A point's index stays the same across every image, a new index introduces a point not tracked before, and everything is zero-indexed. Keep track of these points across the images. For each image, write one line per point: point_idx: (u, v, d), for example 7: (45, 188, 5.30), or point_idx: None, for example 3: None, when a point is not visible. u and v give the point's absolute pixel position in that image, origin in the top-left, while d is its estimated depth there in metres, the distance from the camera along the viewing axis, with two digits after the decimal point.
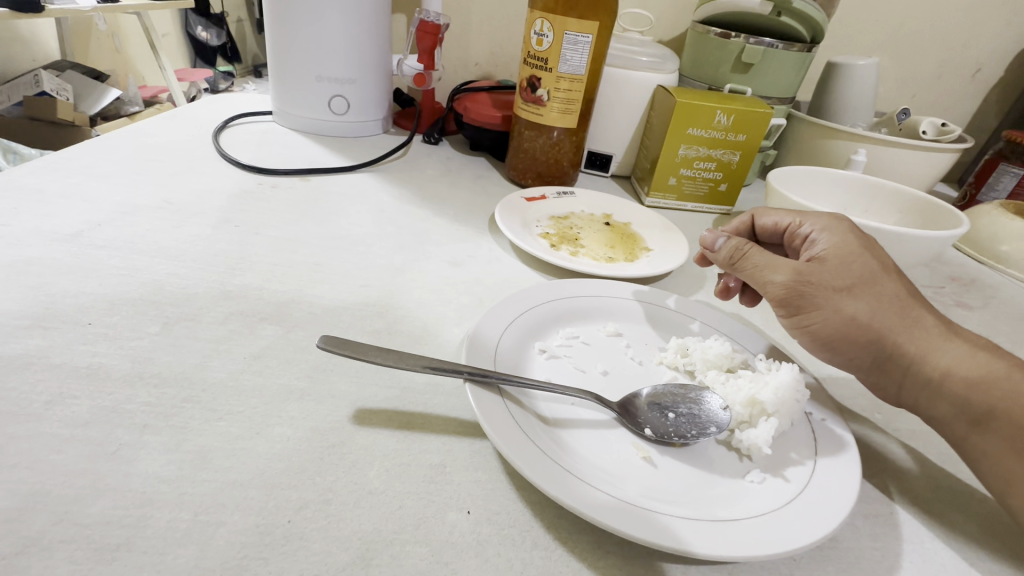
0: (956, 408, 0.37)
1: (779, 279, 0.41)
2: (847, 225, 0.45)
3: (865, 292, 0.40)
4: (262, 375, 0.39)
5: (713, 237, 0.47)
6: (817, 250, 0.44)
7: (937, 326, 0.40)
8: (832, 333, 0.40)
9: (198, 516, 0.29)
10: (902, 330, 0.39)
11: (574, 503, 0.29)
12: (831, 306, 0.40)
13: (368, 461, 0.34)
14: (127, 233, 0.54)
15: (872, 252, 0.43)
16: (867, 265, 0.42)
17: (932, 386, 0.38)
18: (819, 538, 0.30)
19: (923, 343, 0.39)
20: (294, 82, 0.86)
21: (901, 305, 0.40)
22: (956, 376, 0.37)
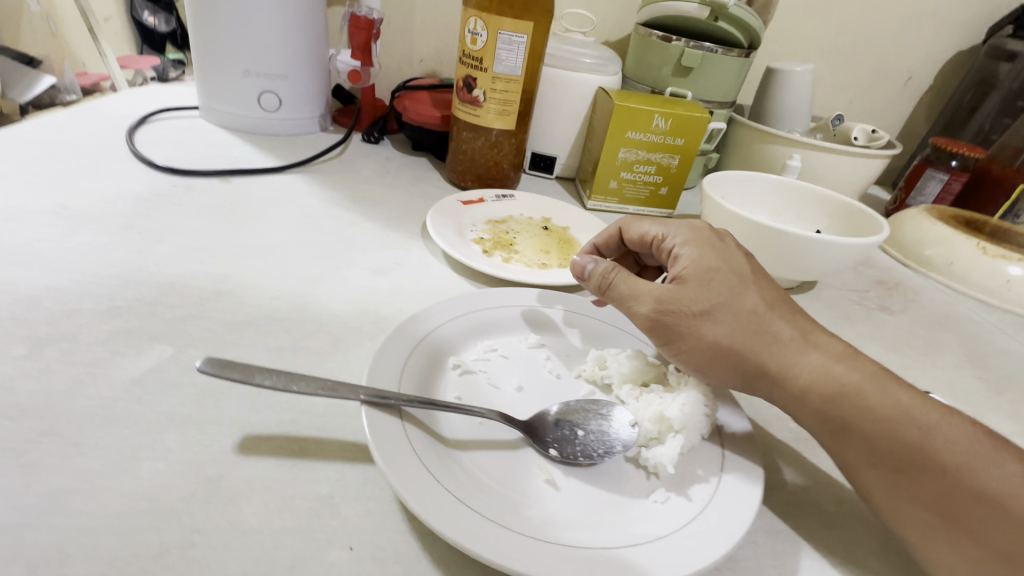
0: (820, 421, 0.37)
1: (642, 310, 0.40)
2: (707, 238, 0.45)
3: (725, 312, 0.40)
4: (141, 403, 0.36)
5: (581, 264, 0.45)
6: (678, 269, 0.42)
7: (794, 337, 0.39)
8: (699, 358, 0.40)
9: (36, 569, 0.26)
10: (762, 348, 0.39)
11: (461, 540, 0.28)
12: (693, 331, 0.39)
13: (247, 496, 0.31)
14: (7, 243, 0.50)
15: (731, 263, 0.43)
16: (725, 281, 0.41)
17: (796, 400, 0.38)
18: (710, 563, 0.29)
19: (784, 358, 0.38)
20: (218, 76, 0.81)
21: (760, 320, 0.40)
22: (814, 391, 0.37)
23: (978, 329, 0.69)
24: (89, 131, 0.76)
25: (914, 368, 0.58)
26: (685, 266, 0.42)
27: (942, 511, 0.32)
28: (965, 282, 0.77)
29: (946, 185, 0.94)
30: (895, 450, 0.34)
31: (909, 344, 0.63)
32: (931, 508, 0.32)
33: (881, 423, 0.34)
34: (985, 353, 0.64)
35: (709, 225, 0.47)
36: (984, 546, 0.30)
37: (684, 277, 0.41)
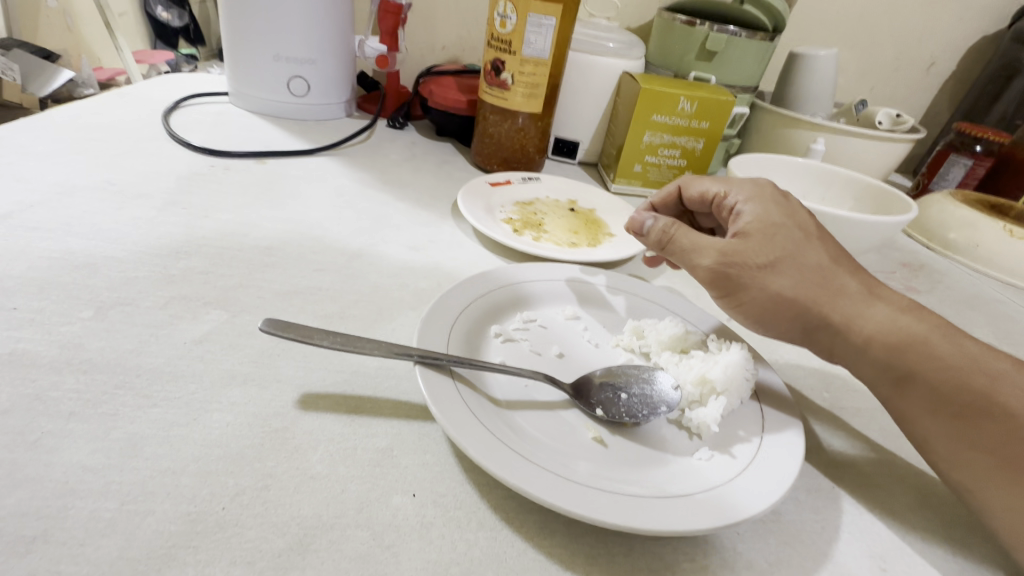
0: (880, 370, 0.39)
1: (705, 263, 0.42)
2: (770, 194, 0.46)
3: (790, 265, 0.41)
4: (203, 361, 0.37)
5: (640, 217, 0.46)
6: (741, 224, 0.44)
7: (859, 292, 0.41)
8: (762, 309, 0.42)
9: (125, 505, 0.28)
10: (827, 301, 0.40)
11: (523, 486, 0.29)
12: (757, 284, 0.41)
13: (312, 446, 0.33)
14: (61, 215, 0.52)
15: (795, 220, 0.44)
16: (789, 236, 0.42)
17: (858, 351, 0.39)
18: (759, 512, 0.30)
19: (849, 310, 0.40)
20: (249, 61, 0.83)
21: (824, 273, 0.41)
22: (878, 342, 0.38)
23: (1005, 310, 0.69)
24: (126, 114, 0.78)
25: None
26: (748, 221, 0.43)
27: (998, 453, 0.33)
28: (991, 265, 0.77)
29: (970, 170, 0.93)
30: (957, 396, 0.35)
31: None
32: (990, 453, 0.34)
33: (945, 372, 0.36)
34: (1012, 332, 0.64)
35: (769, 184, 0.48)
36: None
37: (749, 231, 0.42)
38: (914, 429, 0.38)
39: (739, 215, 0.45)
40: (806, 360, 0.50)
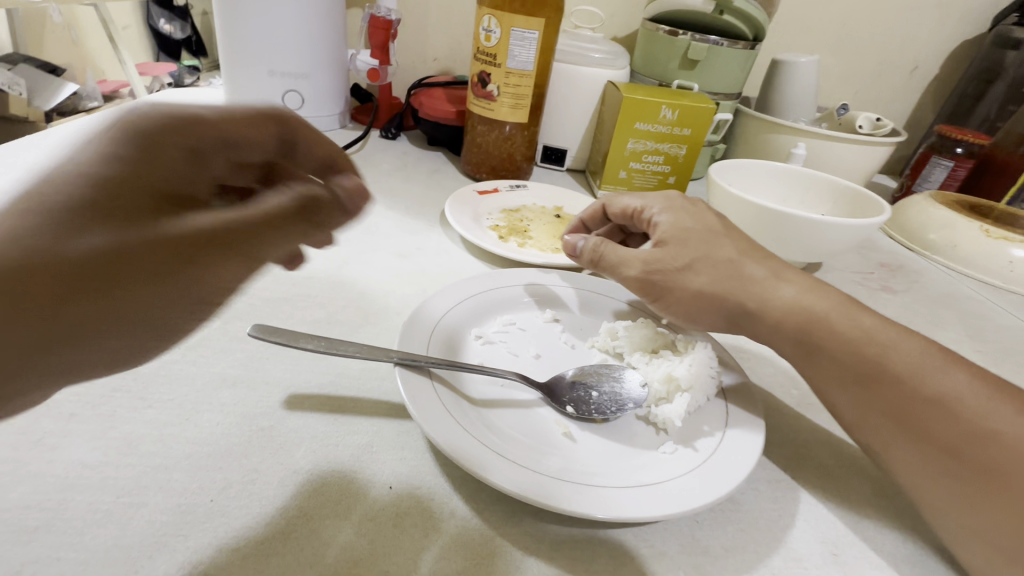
0: (795, 348, 0.42)
1: (633, 274, 0.45)
2: (675, 199, 0.48)
3: (705, 263, 0.43)
4: (196, 365, 0.40)
5: (572, 241, 0.49)
6: (657, 233, 0.46)
7: (766, 276, 0.43)
8: (689, 308, 0.44)
9: (121, 498, 0.30)
10: (741, 290, 0.43)
11: (493, 479, 0.31)
12: (679, 285, 0.43)
13: (296, 443, 0.35)
14: None
15: (702, 220, 0.47)
16: (700, 236, 0.45)
17: (773, 330, 0.42)
18: (714, 501, 0.32)
19: (761, 297, 0.42)
20: (245, 77, 0.85)
21: (733, 265, 0.44)
22: (787, 322, 0.41)
23: (980, 308, 0.71)
24: None
25: None
26: (664, 229, 0.46)
27: (898, 416, 0.37)
28: (968, 265, 0.79)
29: (951, 171, 0.95)
30: (858, 365, 0.38)
31: (911, 322, 0.65)
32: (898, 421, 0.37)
33: (845, 346, 0.39)
34: (986, 330, 0.66)
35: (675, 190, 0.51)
36: (934, 442, 0.35)
37: (665, 239, 0.45)
38: (836, 407, 0.40)
39: (656, 222, 0.47)
40: (777, 358, 0.52)
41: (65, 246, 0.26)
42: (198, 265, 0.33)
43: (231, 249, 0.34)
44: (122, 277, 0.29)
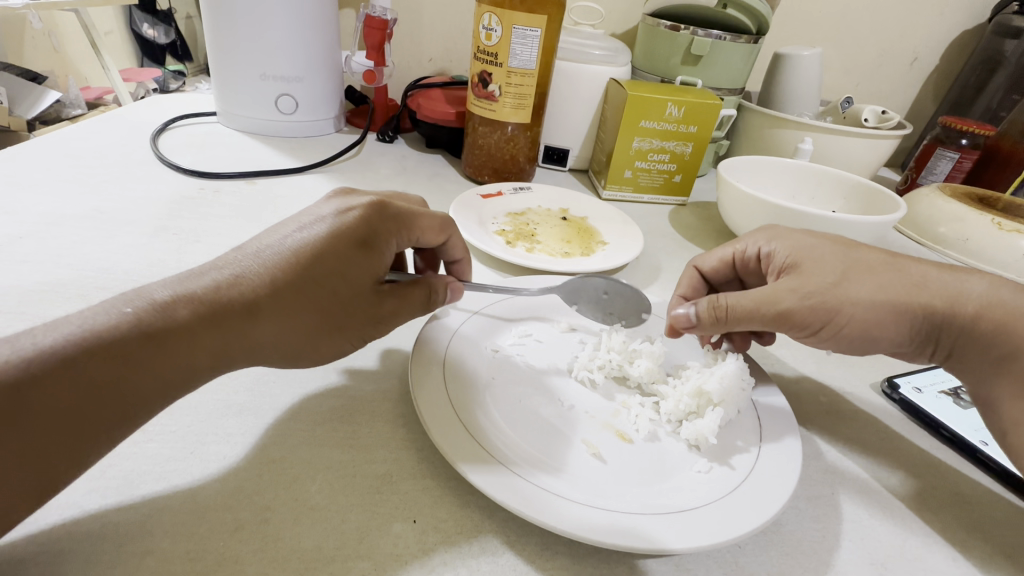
0: (986, 348, 0.40)
1: (785, 304, 0.41)
2: (783, 230, 0.48)
3: (861, 272, 0.41)
4: (198, 391, 0.37)
5: (680, 313, 0.44)
6: (784, 263, 0.44)
7: (937, 275, 0.42)
8: (864, 324, 0.41)
9: (123, 546, 0.27)
10: (916, 294, 0.41)
11: (552, 524, 0.28)
12: (847, 302, 0.40)
13: (310, 475, 0.32)
14: (51, 247, 0.51)
15: (824, 237, 0.45)
16: (836, 251, 0.43)
17: (968, 331, 0.40)
18: (760, 525, 0.30)
19: (942, 294, 0.41)
20: (236, 82, 0.83)
21: (896, 266, 0.42)
22: (986, 316, 0.40)
23: None
24: (114, 138, 0.78)
25: None
26: (788, 257, 0.44)
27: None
28: (982, 258, 0.78)
29: (957, 163, 0.93)
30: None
31: None
32: None
33: None
34: None
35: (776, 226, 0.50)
36: None
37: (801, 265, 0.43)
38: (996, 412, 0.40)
39: (778, 251, 0.46)
40: (802, 365, 0.50)
41: (224, 312, 0.32)
42: (310, 345, 0.36)
43: (339, 326, 0.36)
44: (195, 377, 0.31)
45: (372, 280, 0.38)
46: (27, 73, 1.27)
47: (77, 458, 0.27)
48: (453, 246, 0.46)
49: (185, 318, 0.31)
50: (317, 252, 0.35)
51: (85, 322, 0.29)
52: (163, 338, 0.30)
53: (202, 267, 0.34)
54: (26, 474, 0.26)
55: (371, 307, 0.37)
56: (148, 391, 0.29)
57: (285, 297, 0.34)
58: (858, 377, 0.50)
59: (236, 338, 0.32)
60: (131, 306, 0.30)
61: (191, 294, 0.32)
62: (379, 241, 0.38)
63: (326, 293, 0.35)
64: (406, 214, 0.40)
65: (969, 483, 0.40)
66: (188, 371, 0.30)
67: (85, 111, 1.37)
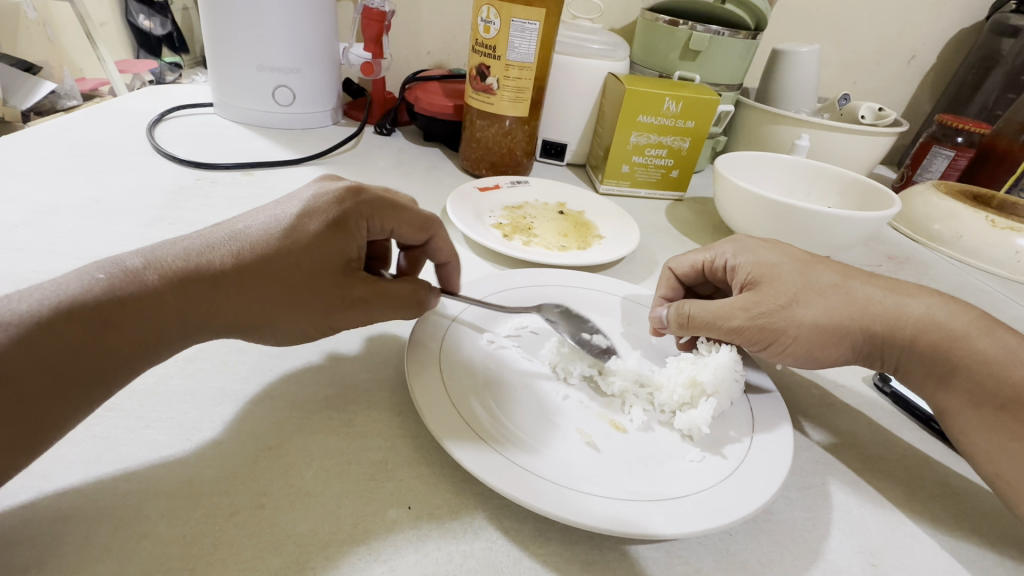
0: (927, 367, 0.41)
1: (737, 323, 0.41)
2: (749, 243, 0.48)
3: (812, 295, 0.42)
4: (194, 379, 0.37)
5: (656, 313, 0.45)
6: (744, 278, 0.45)
7: (886, 296, 0.43)
8: (808, 344, 0.42)
9: (120, 529, 0.28)
10: (863, 314, 0.42)
11: (544, 508, 0.29)
12: (793, 323, 0.41)
13: (306, 462, 0.33)
14: (47, 235, 0.51)
15: (784, 254, 0.46)
16: (792, 271, 0.44)
17: (907, 348, 0.42)
18: (751, 512, 0.31)
19: (887, 313, 0.42)
20: (233, 73, 0.82)
21: (844, 290, 0.43)
22: (924, 336, 0.41)
23: (988, 299, 0.70)
24: (109, 128, 0.77)
25: None
26: (750, 271, 0.45)
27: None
28: (975, 256, 0.78)
29: (952, 162, 0.93)
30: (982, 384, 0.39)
31: None
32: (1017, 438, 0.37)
33: (987, 367, 0.39)
34: None
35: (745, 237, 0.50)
36: None
37: (759, 281, 0.44)
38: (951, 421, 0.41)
39: (738, 266, 0.46)
40: None
41: (191, 279, 0.32)
42: (272, 317, 0.35)
43: (305, 302, 0.35)
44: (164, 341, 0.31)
45: (340, 259, 0.36)
46: (21, 63, 1.27)
47: (59, 416, 0.28)
48: (437, 249, 0.44)
49: (157, 284, 0.31)
50: (283, 229, 0.36)
51: (60, 286, 0.29)
52: (135, 302, 0.30)
53: (175, 239, 0.35)
54: (6, 430, 0.26)
55: (339, 286, 0.36)
56: (120, 349, 0.29)
57: (249, 268, 0.34)
58: (850, 370, 0.50)
59: (204, 305, 0.32)
60: (105, 272, 0.31)
61: (162, 263, 0.32)
62: (351, 222, 0.37)
63: (290, 267, 0.34)
64: (384, 204, 0.39)
65: (957, 474, 0.40)
66: (156, 334, 0.31)
67: (81, 102, 1.36)
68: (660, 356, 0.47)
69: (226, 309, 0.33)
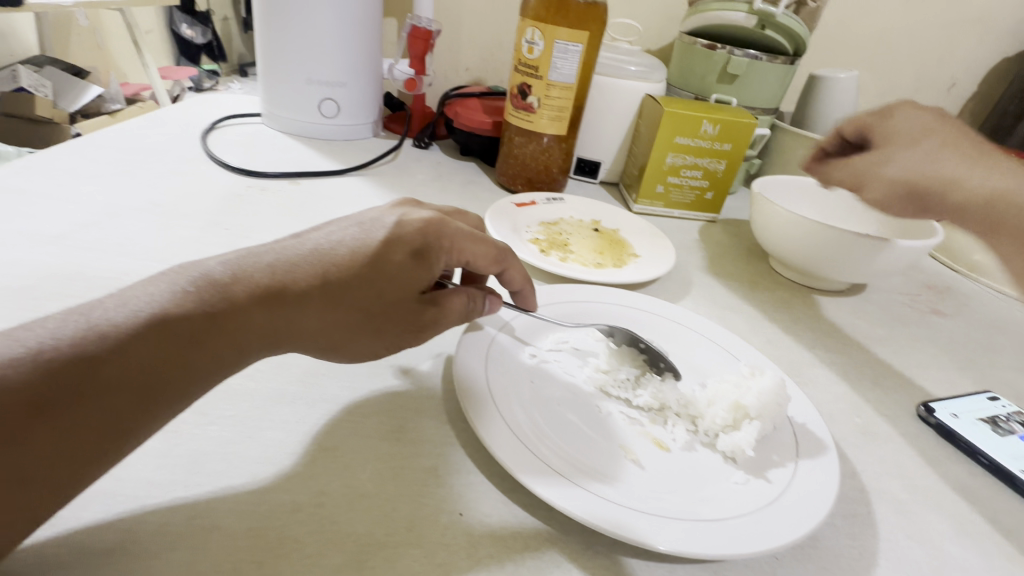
0: (981, 220, 0.44)
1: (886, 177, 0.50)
2: (932, 121, 0.51)
3: (955, 185, 0.45)
4: (254, 379, 0.39)
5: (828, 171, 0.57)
6: (897, 168, 0.49)
7: (982, 168, 0.46)
8: (968, 205, 0.44)
9: (191, 520, 0.29)
10: (974, 173, 0.45)
11: (597, 522, 0.30)
12: (953, 185, 0.45)
13: (361, 465, 0.34)
14: (112, 236, 0.54)
15: (954, 147, 0.48)
16: (950, 159, 0.47)
17: (985, 202, 0.44)
18: (797, 538, 0.31)
19: (960, 173, 0.46)
20: (284, 85, 0.86)
21: (981, 172, 0.45)
22: (982, 198, 0.44)
23: None
24: (165, 135, 0.81)
25: (972, 370, 0.59)
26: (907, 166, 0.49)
27: None
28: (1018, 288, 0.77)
29: None
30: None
31: (964, 346, 0.63)
32: None
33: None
34: None
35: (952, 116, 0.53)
36: None
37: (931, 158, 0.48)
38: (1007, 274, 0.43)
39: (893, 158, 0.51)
40: (834, 389, 0.51)
41: (278, 296, 0.33)
42: (350, 339, 0.36)
43: (378, 329, 0.37)
44: (250, 355, 0.32)
45: (415, 291, 0.37)
46: (71, 68, 1.65)
47: (148, 423, 0.27)
48: (510, 279, 0.45)
49: (246, 301, 0.31)
50: (369, 254, 0.36)
51: (154, 297, 0.29)
52: (225, 317, 0.30)
53: (256, 249, 0.35)
54: (98, 439, 0.25)
55: (410, 316, 0.38)
56: (208, 365, 0.29)
57: (335, 290, 0.34)
58: (890, 401, 0.50)
59: (290, 323, 0.33)
60: (196, 283, 0.31)
61: (249, 277, 0.33)
62: (431, 253, 0.38)
63: (373, 295, 0.35)
64: (462, 235, 0.40)
65: (1006, 511, 0.40)
66: (240, 354, 0.31)
67: (121, 104, 1.70)
68: (697, 376, 0.47)
69: (308, 327, 0.34)
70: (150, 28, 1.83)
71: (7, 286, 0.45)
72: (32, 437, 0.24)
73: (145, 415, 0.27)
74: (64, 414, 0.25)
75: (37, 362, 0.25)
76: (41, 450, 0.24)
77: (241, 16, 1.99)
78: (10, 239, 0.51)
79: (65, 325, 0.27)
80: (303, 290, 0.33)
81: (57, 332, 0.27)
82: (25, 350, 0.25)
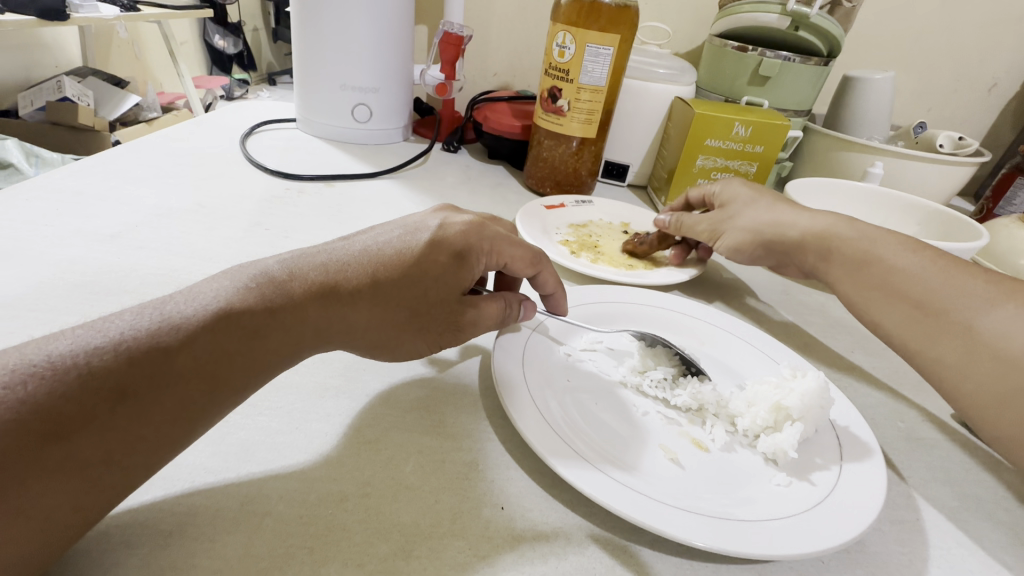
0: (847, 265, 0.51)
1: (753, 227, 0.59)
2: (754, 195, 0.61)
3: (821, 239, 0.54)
4: (299, 373, 0.40)
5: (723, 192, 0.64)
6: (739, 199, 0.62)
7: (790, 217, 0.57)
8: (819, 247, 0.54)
9: (244, 506, 0.30)
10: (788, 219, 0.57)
11: (639, 518, 0.29)
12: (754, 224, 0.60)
13: (404, 458, 0.35)
14: (162, 236, 0.57)
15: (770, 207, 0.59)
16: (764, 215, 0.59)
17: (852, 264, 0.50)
18: (845, 542, 0.30)
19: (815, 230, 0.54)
20: (319, 92, 0.88)
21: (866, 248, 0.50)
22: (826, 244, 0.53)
23: None
24: (207, 139, 0.84)
25: None
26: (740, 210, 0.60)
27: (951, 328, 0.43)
28: None
29: None
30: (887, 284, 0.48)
31: None
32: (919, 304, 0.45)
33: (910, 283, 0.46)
34: None
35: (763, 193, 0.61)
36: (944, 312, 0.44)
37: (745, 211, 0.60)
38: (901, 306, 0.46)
39: (738, 214, 0.60)
40: (875, 394, 0.49)
41: (329, 294, 0.34)
42: (395, 337, 0.37)
43: (422, 329, 0.37)
44: (303, 351, 0.33)
45: (456, 292, 0.38)
46: (113, 79, 1.72)
47: (212, 414, 0.28)
48: (543, 282, 0.45)
49: (302, 299, 0.33)
50: (414, 255, 0.37)
51: (219, 293, 0.31)
52: (283, 314, 0.32)
53: (310, 250, 0.37)
54: (167, 426, 0.26)
55: (451, 316, 0.38)
56: (266, 360, 0.31)
57: (382, 289, 0.35)
58: (935, 408, 0.49)
59: (340, 320, 0.34)
60: (256, 281, 0.32)
61: (305, 275, 0.34)
62: (472, 255, 0.39)
63: (418, 294, 0.36)
64: (502, 239, 0.41)
65: None
66: (295, 350, 0.32)
67: (158, 113, 1.77)
68: (734, 377, 0.47)
69: (356, 325, 0.35)
70: (186, 39, 1.90)
71: (67, 281, 0.47)
72: (113, 420, 0.25)
73: (210, 405, 0.28)
74: (142, 400, 0.26)
75: (119, 351, 0.26)
76: (120, 433, 0.25)
77: (274, 28, 2.13)
78: (69, 237, 0.54)
79: (141, 317, 0.28)
80: (352, 289, 0.34)
81: (134, 324, 0.28)
82: (108, 339, 0.27)
